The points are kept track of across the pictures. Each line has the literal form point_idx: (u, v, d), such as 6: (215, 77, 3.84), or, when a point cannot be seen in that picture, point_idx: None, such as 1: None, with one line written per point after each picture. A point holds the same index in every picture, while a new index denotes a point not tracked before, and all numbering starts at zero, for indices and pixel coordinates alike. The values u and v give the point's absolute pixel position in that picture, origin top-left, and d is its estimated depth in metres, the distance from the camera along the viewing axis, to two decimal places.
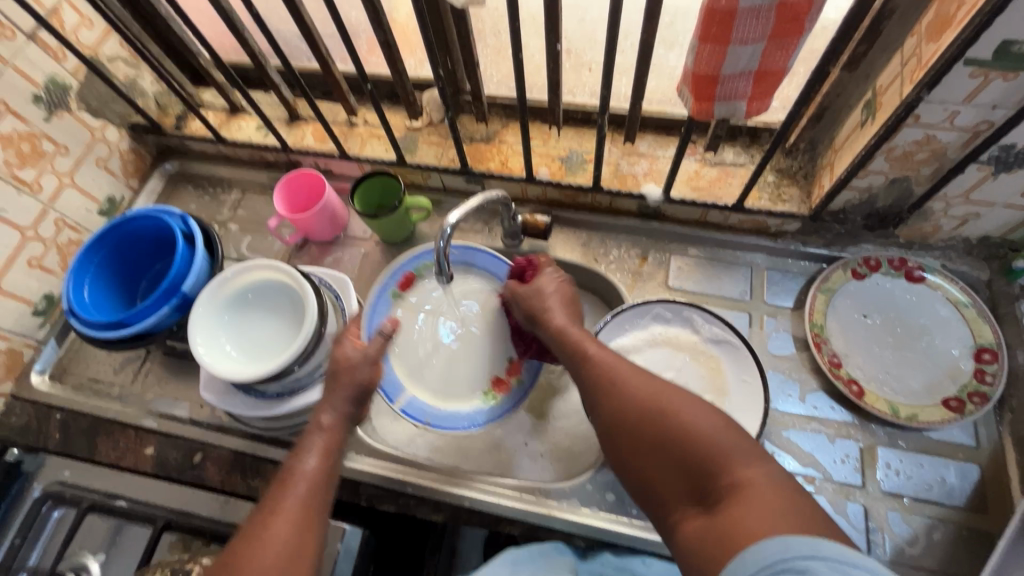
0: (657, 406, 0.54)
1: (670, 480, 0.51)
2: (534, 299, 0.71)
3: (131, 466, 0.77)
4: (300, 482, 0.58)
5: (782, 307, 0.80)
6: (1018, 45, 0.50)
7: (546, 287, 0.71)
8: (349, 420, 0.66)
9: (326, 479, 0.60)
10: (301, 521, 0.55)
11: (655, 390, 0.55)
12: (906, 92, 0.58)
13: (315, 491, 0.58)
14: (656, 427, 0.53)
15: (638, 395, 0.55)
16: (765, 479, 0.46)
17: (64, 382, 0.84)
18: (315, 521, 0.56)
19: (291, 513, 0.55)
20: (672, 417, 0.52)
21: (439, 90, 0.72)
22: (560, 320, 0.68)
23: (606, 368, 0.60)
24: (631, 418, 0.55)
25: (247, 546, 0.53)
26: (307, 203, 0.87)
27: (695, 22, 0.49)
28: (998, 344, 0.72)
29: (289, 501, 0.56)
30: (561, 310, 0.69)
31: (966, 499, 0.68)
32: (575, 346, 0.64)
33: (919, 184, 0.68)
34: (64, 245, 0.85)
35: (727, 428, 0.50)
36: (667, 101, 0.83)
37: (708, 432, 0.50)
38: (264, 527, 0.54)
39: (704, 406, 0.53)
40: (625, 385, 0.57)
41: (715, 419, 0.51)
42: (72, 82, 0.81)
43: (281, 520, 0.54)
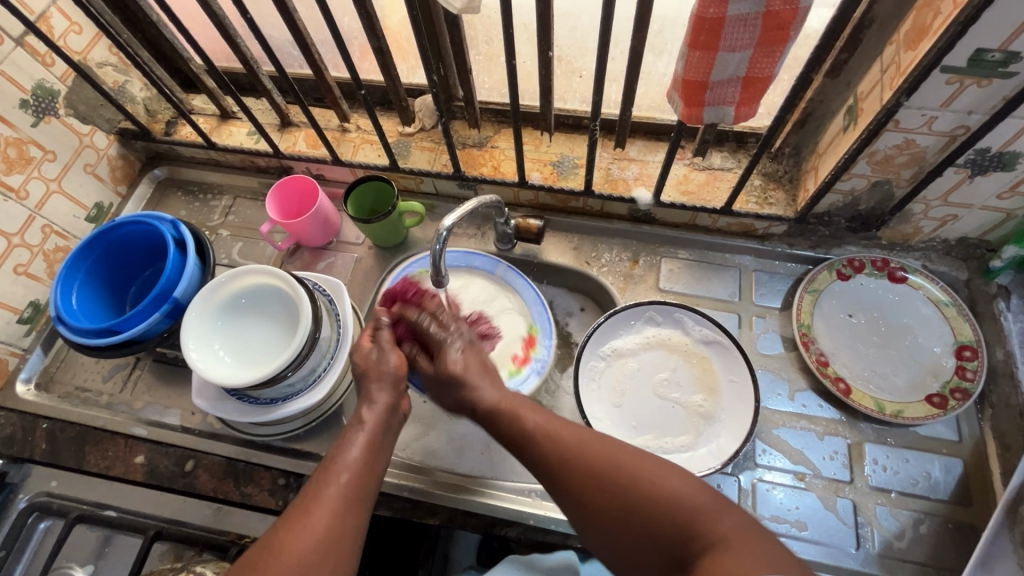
0: (621, 476, 0.52)
1: (644, 550, 0.50)
2: (455, 388, 0.62)
3: (119, 476, 0.76)
4: (343, 472, 0.56)
5: (771, 307, 0.82)
6: (991, 53, 0.52)
7: (458, 368, 0.61)
8: (393, 412, 0.63)
9: (372, 472, 0.58)
10: (341, 514, 0.54)
11: (612, 454, 0.53)
12: (886, 98, 0.60)
13: (357, 482, 0.56)
14: (623, 498, 0.51)
15: (595, 462, 0.53)
16: (738, 531, 0.47)
17: (50, 391, 0.83)
18: (358, 512, 0.55)
19: (331, 503, 0.54)
20: (638, 488, 0.51)
21: (433, 96, 0.73)
22: (491, 396, 0.60)
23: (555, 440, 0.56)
24: (591, 491, 0.52)
25: (288, 529, 0.52)
26: (299, 209, 0.87)
27: (685, 30, 0.50)
28: (977, 341, 0.74)
29: (330, 491, 0.55)
30: (486, 385, 0.61)
31: (950, 493, 0.70)
32: (511, 419, 0.59)
33: (899, 187, 0.71)
34: (51, 251, 0.84)
35: (692, 487, 0.50)
36: (656, 107, 0.84)
37: (677, 492, 0.50)
38: (306, 515, 0.53)
39: (662, 469, 0.52)
40: (578, 453, 0.54)
41: (681, 480, 0.51)
42: (61, 88, 0.81)
43: (321, 509, 0.53)
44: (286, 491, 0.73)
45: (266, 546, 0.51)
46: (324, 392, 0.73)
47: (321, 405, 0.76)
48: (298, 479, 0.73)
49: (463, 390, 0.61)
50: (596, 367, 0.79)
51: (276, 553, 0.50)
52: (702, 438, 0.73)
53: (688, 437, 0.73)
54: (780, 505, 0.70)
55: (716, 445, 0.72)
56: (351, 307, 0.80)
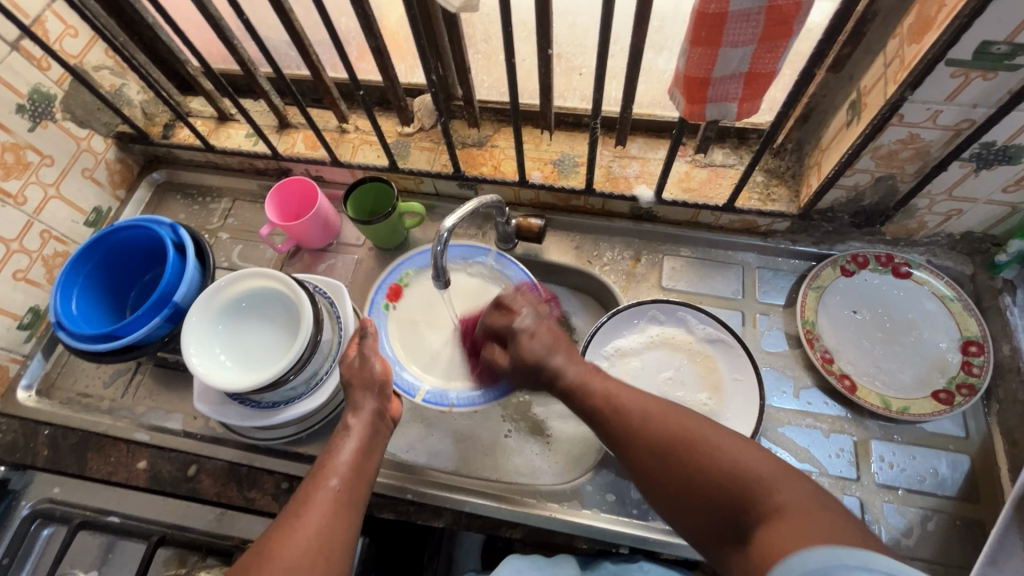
0: (677, 444, 0.52)
1: (700, 515, 0.49)
2: (538, 372, 0.62)
3: (122, 482, 0.75)
4: (334, 474, 0.57)
5: (774, 305, 0.81)
6: (997, 46, 0.52)
7: (535, 351, 0.62)
8: (381, 418, 0.64)
9: (363, 474, 0.59)
10: (333, 516, 0.54)
11: (672, 422, 0.54)
12: (890, 92, 0.59)
13: (348, 483, 0.57)
14: (681, 462, 0.51)
15: (654, 428, 0.54)
16: (799, 504, 0.44)
17: (51, 397, 0.82)
18: (350, 514, 0.55)
19: (323, 504, 0.54)
20: (695, 455, 0.50)
21: (432, 96, 0.73)
22: (572, 374, 0.61)
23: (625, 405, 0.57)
24: (657, 457, 0.53)
25: (282, 532, 0.52)
26: (298, 211, 0.86)
27: (686, 26, 0.49)
28: (983, 336, 0.74)
29: (321, 493, 0.55)
30: (566, 363, 0.61)
31: (958, 489, 0.69)
32: (583, 392, 0.60)
33: (904, 182, 0.70)
34: (50, 257, 0.83)
35: (748, 457, 0.49)
36: (657, 104, 0.84)
37: (741, 461, 0.49)
38: (298, 517, 0.53)
39: (729, 438, 0.51)
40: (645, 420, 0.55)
41: (739, 450, 0.50)
42: (57, 92, 0.80)
43: (313, 510, 0.54)
44: (289, 494, 0.73)
45: (259, 551, 0.51)
46: (327, 395, 0.73)
47: (323, 408, 0.76)
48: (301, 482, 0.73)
49: (546, 371, 0.62)
50: (599, 367, 0.78)
51: (268, 559, 0.50)
52: None
53: None
54: None
55: None
56: (352, 309, 0.79)
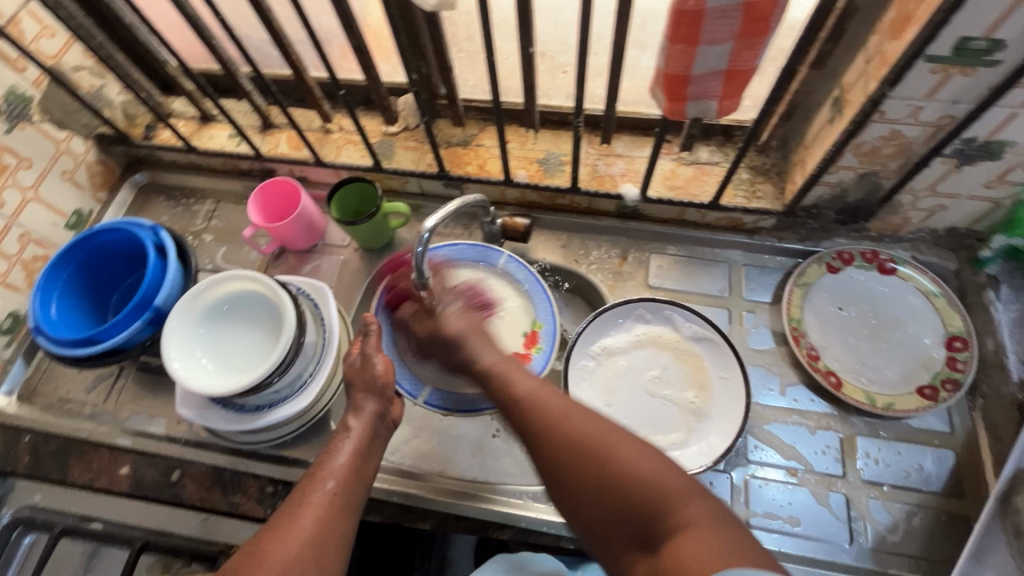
0: (595, 452, 0.50)
1: (608, 525, 0.48)
2: (455, 350, 0.64)
3: (105, 488, 0.75)
4: (329, 478, 0.57)
5: (760, 302, 0.81)
6: (975, 42, 0.52)
7: (455, 330, 0.65)
8: (382, 425, 0.64)
9: (360, 477, 0.58)
10: (328, 519, 0.54)
11: (592, 425, 0.52)
12: (871, 88, 0.59)
13: (345, 487, 0.57)
14: (593, 470, 0.49)
15: (572, 431, 0.52)
16: (707, 521, 0.44)
17: (33, 403, 0.81)
18: (346, 517, 0.55)
19: (317, 507, 0.54)
20: (610, 462, 0.49)
21: (413, 96, 0.72)
22: (488, 359, 0.62)
23: (539, 407, 0.55)
24: (568, 460, 0.51)
25: (274, 534, 0.52)
26: (283, 212, 0.86)
27: (664, 23, 0.49)
28: (967, 332, 0.74)
29: (316, 497, 0.55)
30: (483, 346, 0.64)
31: (943, 485, 0.70)
32: (503, 385, 0.60)
33: (887, 178, 0.70)
34: (30, 260, 0.82)
35: (664, 470, 0.48)
36: (641, 101, 0.83)
37: (650, 471, 0.48)
38: (292, 519, 0.53)
39: (642, 448, 0.50)
40: (557, 422, 0.53)
41: (654, 461, 0.49)
42: (34, 93, 0.79)
43: (308, 514, 0.53)
44: (274, 499, 0.72)
45: (251, 551, 0.51)
46: (311, 398, 0.72)
47: (308, 411, 0.75)
48: (286, 486, 0.73)
49: (464, 348, 0.64)
50: (586, 366, 0.78)
51: (259, 561, 0.49)
52: (694, 435, 0.73)
53: (679, 434, 0.73)
54: (773, 501, 0.70)
55: (706, 443, 0.72)
56: (337, 310, 0.78)
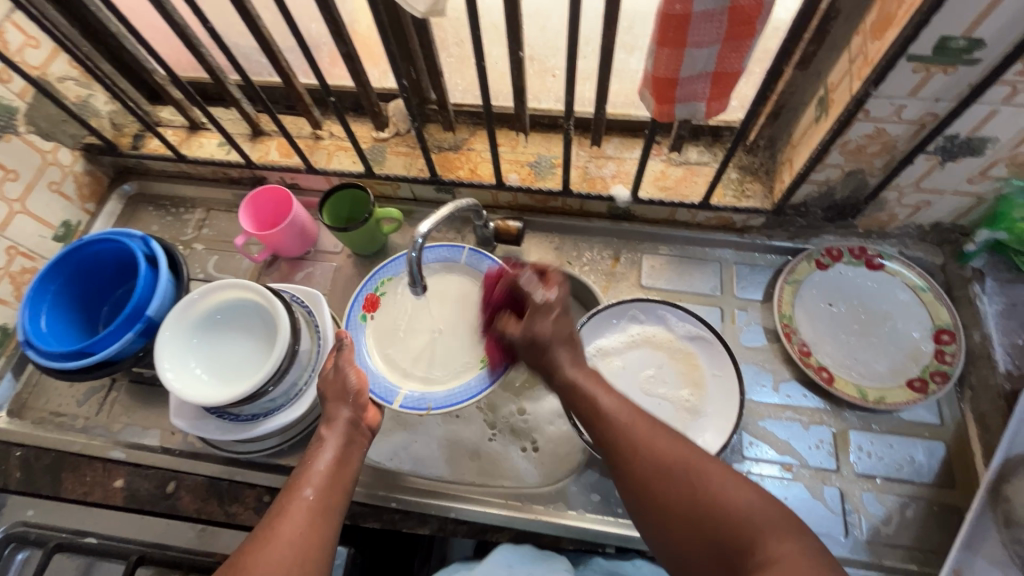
0: (683, 481, 0.52)
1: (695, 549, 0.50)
2: (539, 353, 0.62)
3: (99, 501, 0.74)
4: (309, 484, 0.57)
5: (752, 300, 0.82)
6: (955, 41, 0.53)
7: (541, 335, 0.61)
8: (360, 428, 0.63)
9: (341, 483, 0.59)
10: (310, 527, 0.54)
11: (676, 452, 0.54)
12: (855, 88, 0.60)
13: (325, 492, 0.57)
14: (681, 494, 0.51)
15: (657, 453, 0.54)
16: (798, 553, 0.47)
17: (23, 417, 0.80)
18: (328, 524, 0.55)
19: (298, 514, 0.54)
20: (701, 492, 0.51)
21: (404, 101, 0.73)
22: (570, 373, 0.61)
23: (623, 427, 0.56)
24: (656, 483, 0.53)
25: (257, 545, 0.52)
26: (274, 219, 0.85)
27: (652, 27, 0.50)
28: (954, 325, 0.75)
29: (296, 504, 0.55)
30: (567, 357, 0.61)
31: (934, 476, 0.71)
32: (588, 400, 0.59)
33: (873, 176, 0.71)
34: (17, 273, 0.81)
35: (751, 499, 0.50)
36: (631, 104, 0.84)
37: (739, 502, 0.50)
38: (273, 528, 0.53)
39: (730, 476, 0.52)
40: (645, 444, 0.55)
41: (743, 491, 0.51)
42: (20, 104, 0.78)
43: (288, 522, 0.53)
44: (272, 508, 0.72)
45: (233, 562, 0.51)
46: (307, 405, 0.71)
47: (304, 419, 0.74)
48: None
49: (545, 357, 0.61)
50: None
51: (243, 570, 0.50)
52: (690, 432, 0.73)
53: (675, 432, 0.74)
54: None
55: (701, 441, 0.72)
56: (331, 317, 0.78)
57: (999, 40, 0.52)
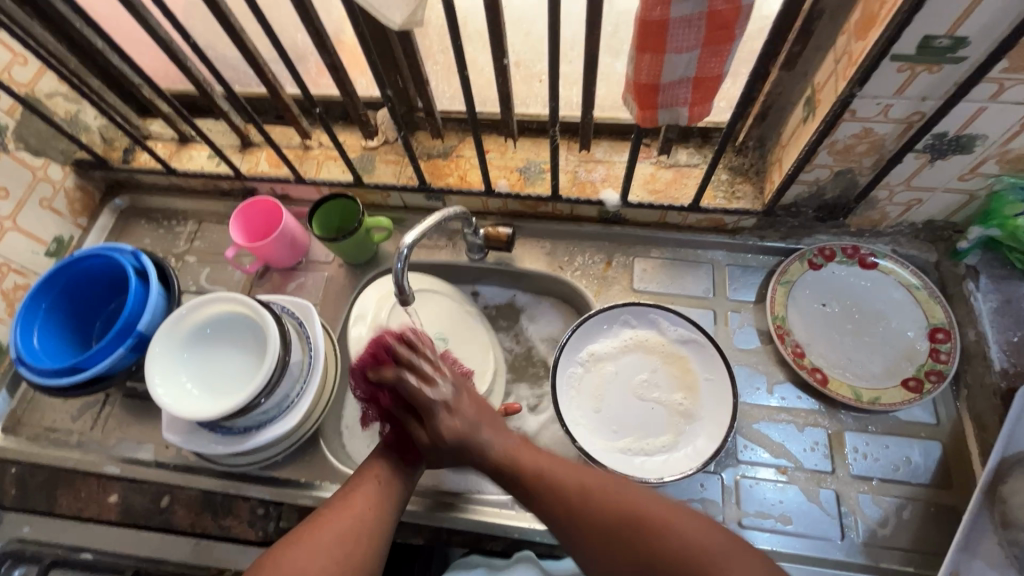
0: (631, 517, 0.56)
1: None
2: (457, 447, 0.61)
3: (94, 516, 0.74)
4: (376, 473, 0.62)
5: (744, 301, 0.82)
6: (939, 40, 0.52)
7: (453, 430, 0.60)
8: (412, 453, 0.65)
9: (391, 498, 0.61)
10: (349, 538, 0.57)
11: (618, 500, 0.57)
12: (840, 88, 0.60)
13: (387, 488, 0.61)
14: (635, 537, 0.55)
15: (598, 510, 0.57)
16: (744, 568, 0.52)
17: (18, 433, 0.80)
18: (371, 535, 0.58)
19: (360, 505, 0.59)
20: (650, 527, 0.55)
21: (389, 110, 0.72)
22: (496, 447, 0.61)
23: (555, 489, 0.59)
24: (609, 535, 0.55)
25: (321, 526, 0.57)
26: (264, 230, 0.85)
27: (631, 33, 0.49)
28: (950, 323, 0.75)
29: (359, 495, 0.60)
30: (490, 432, 0.62)
31: (931, 476, 0.70)
32: (511, 468, 0.61)
33: (863, 175, 0.71)
34: (10, 290, 0.81)
35: (694, 524, 0.55)
36: (619, 107, 0.84)
37: (688, 530, 0.55)
38: (336, 510, 0.59)
39: (675, 508, 0.56)
40: (585, 500, 0.57)
41: (691, 520, 0.55)
42: (8, 122, 0.78)
43: (349, 510, 0.58)
44: (266, 521, 0.72)
45: (268, 559, 0.55)
46: (300, 417, 0.72)
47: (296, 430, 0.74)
48: (276, 508, 0.72)
49: (471, 448, 0.61)
50: (574, 373, 0.78)
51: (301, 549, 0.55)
52: (683, 436, 0.73)
53: (668, 437, 0.73)
54: (764, 500, 0.70)
55: (694, 446, 0.72)
56: (322, 327, 0.78)
57: (984, 38, 0.51)
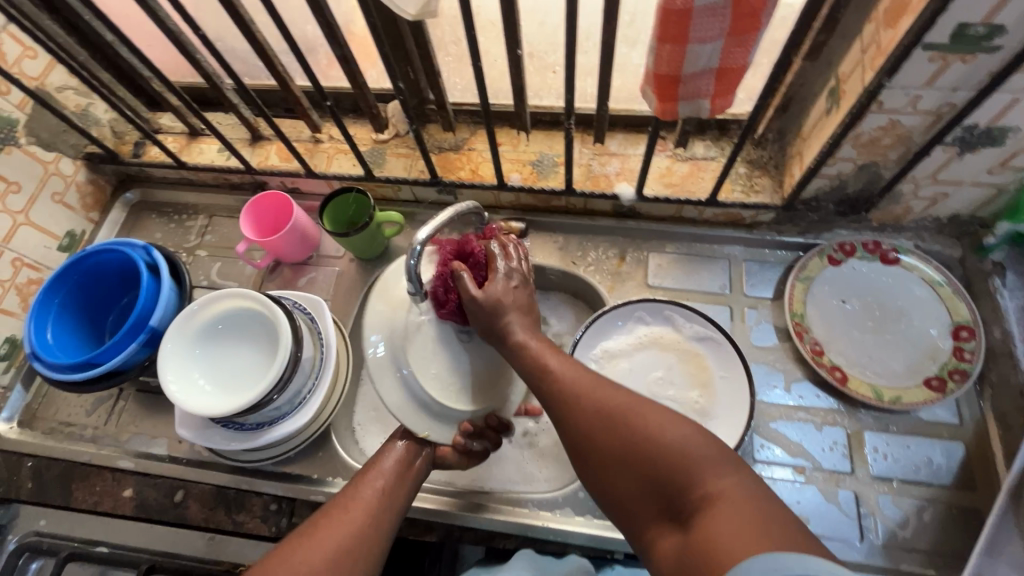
0: (622, 416, 0.49)
1: (638, 495, 0.47)
2: (490, 315, 0.59)
3: (110, 510, 0.75)
4: (379, 477, 0.61)
5: (762, 298, 0.80)
6: (974, 28, 0.50)
7: (499, 297, 0.59)
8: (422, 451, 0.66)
9: (391, 505, 0.60)
10: (349, 545, 0.55)
11: (618, 399, 0.50)
12: (868, 79, 0.58)
13: (389, 494, 0.61)
14: (621, 434, 0.48)
15: (600, 404, 0.51)
16: (737, 490, 0.42)
17: (33, 428, 0.81)
18: (370, 542, 0.56)
19: (361, 510, 0.58)
20: (639, 432, 0.47)
21: (401, 103, 0.71)
22: (519, 336, 0.58)
23: (557, 387, 0.54)
24: (598, 432, 0.49)
25: (319, 528, 0.55)
26: (276, 225, 0.85)
27: (653, 22, 0.48)
28: (974, 321, 0.73)
29: (360, 499, 0.59)
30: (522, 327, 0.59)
31: (953, 477, 0.69)
32: (534, 360, 0.56)
33: (887, 169, 0.69)
34: (24, 285, 0.81)
35: (698, 436, 0.46)
36: (634, 99, 0.82)
37: (680, 441, 0.46)
38: (335, 514, 0.57)
39: (673, 416, 0.48)
40: (583, 398, 0.52)
41: (685, 429, 0.47)
42: (20, 116, 0.78)
43: (349, 515, 0.57)
44: (279, 516, 0.72)
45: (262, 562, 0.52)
46: (312, 414, 0.71)
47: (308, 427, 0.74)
48: (289, 503, 0.73)
49: (499, 320, 0.59)
50: (588, 370, 0.77)
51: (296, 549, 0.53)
52: None
53: None
54: (781, 500, 0.69)
55: None
56: (334, 323, 0.78)
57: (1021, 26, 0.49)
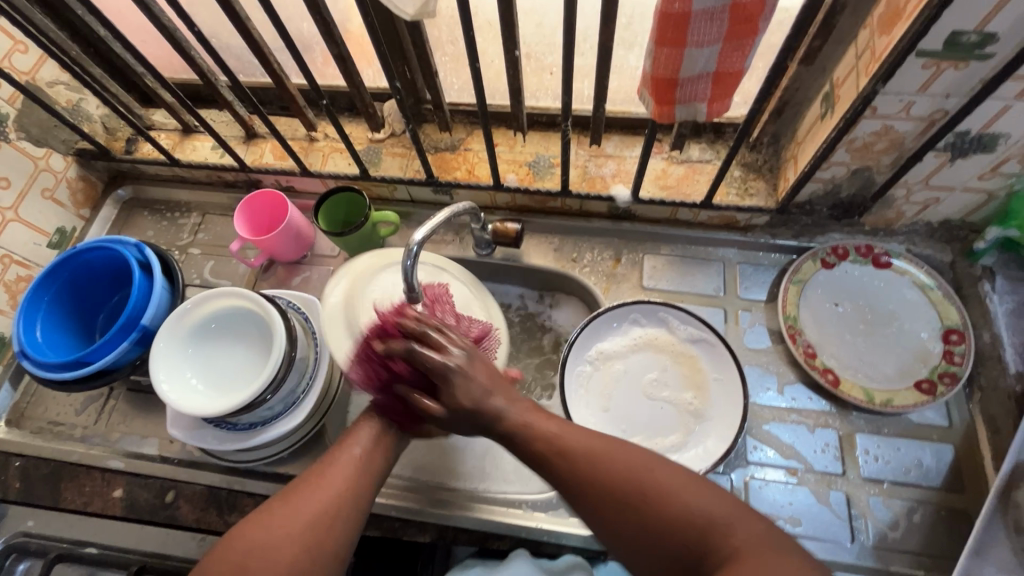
0: (637, 483, 0.49)
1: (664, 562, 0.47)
2: (469, 420, 0.54)
3: (98, 512, 0.74)
4: (357, 444, 0.58)
5: (756, 300, 0.81)
6: (967, 35, 0.51)
7: (466, 400, 0.53)
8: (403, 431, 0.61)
9: (373, 470, 0.57)
10: (324, 513, 0.53)
11: (625, 466, 0.50)
12: (862, 84, 0.58)
13: (368, 459, 0.58)
14: (639, 504, 0.48)
15: (608, 473, 0.50)
16: (761, 545, 0.45)
17: (21, 427, 0.80)
18: (347, 509, 0.54)
19: (338, 477, 0.55)
20: (657, 497, 0.48)
21: (397, 102, 0.71)
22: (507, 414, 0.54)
23: (558, 458, 0.52)
24: (612, 504, 0.49)
25: (294, 496, 0.54)
26: (270, 224, 0.84)
27: (650, 25, 0.48)
28: (964, 325, 0.73)
29: (337, 467, 0.56)
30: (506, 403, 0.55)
31: (942, 479, 0.69)
32: (523, 434, 0.54)
33: (880, 174, 0.69)
34: (13, 282, 0.80)
35: (715, 498, 0.48)
36: (631, 101, 0.82)
37: (698, 503, 0.48)
38: (311, 481, 0.55)
39: (686, 478, 0.49)
40: (589, 467, 0.51)
41: (701, 491, 0.48)
42: (10, 111, 0.77)
43: (325, 483, 0.55)
44: None
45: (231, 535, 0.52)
46: (305, 414, 0.71)
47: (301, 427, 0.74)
48: None
49: (477, 415, 0.54)
50: (583, 372, 0.77)
51: (269, 519, 0.52)
52: (692, 436, 0.72)
53: (677, 437, 0.73)
54: (774, 502, 0.69)
55: (704, 447, 0.71)
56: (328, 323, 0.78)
57: (1013, 35, 0.50)
